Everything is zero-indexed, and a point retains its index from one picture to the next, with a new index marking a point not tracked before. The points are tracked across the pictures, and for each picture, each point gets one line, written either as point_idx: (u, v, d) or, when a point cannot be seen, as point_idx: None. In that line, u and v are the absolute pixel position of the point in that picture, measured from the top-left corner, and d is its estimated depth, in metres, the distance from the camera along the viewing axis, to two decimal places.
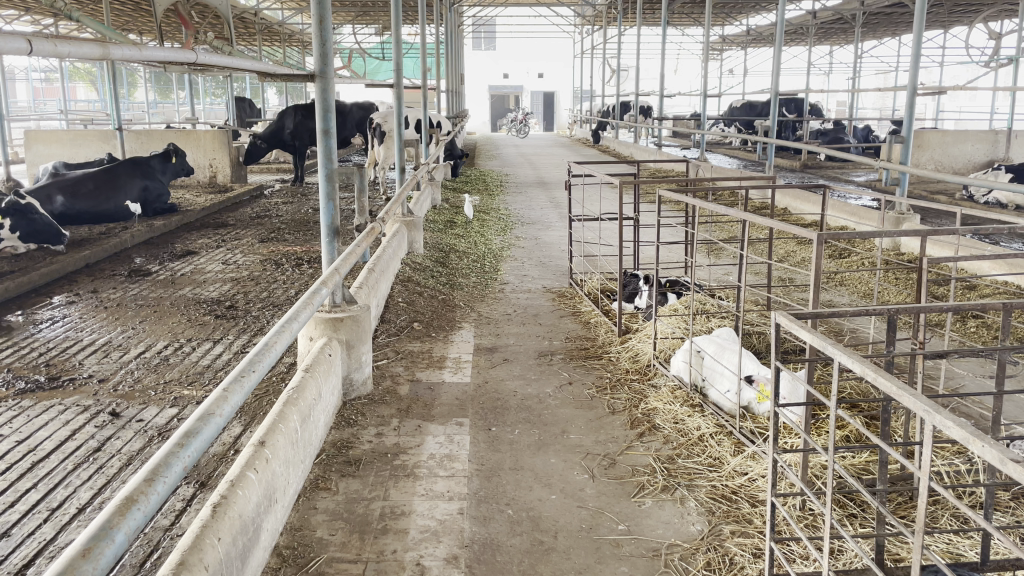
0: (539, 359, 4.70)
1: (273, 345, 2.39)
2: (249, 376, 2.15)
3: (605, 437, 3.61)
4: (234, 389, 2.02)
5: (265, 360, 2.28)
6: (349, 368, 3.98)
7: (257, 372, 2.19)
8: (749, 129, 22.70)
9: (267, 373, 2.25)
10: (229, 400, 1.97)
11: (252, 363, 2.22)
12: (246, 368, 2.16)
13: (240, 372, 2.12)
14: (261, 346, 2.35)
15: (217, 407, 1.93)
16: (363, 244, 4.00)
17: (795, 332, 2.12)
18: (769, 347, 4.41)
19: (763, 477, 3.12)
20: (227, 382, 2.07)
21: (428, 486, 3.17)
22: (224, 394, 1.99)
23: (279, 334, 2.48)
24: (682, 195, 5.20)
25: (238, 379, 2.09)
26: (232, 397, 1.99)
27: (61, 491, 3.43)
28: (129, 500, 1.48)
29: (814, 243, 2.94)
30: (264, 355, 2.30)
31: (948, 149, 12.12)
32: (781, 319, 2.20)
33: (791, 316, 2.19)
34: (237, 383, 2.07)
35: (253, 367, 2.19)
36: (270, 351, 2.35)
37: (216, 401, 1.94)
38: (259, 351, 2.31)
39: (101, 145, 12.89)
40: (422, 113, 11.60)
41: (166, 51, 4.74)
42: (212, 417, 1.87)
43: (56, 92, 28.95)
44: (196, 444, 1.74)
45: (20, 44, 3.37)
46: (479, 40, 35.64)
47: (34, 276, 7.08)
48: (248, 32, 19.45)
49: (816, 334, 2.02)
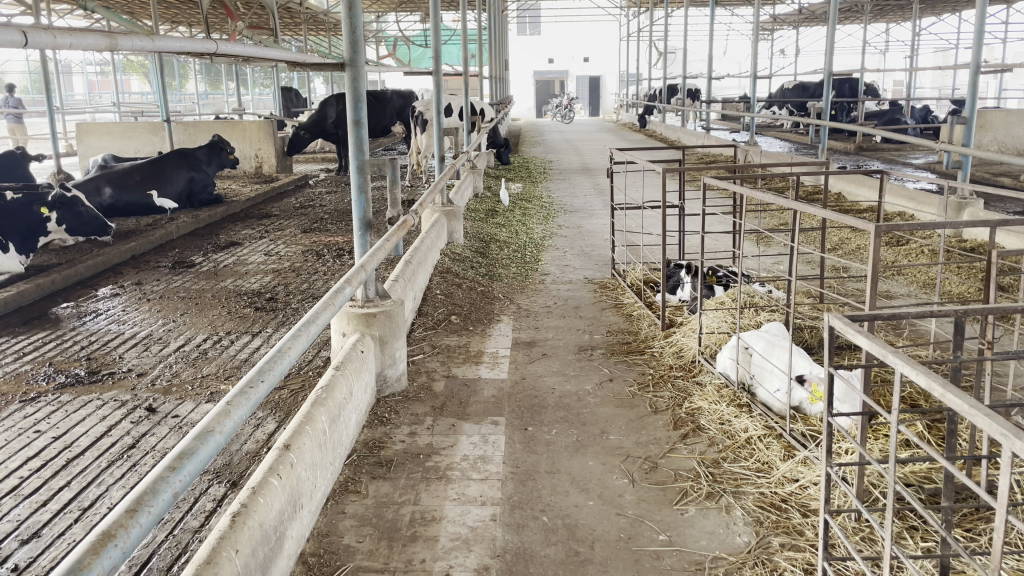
0: (578, 354, 4.55)
1: (287, 352, 2.28)
2: (257, 387, 2.03)
3: (647, 439, 3.45)
4: (238, 403, 1.91)
5: (277, 368, 2.17)
6: (382, 364, 3.89)
7: (266, 382, 2.08)
8: (801, 111, 22.10)
9: (278, 382, 2.14)
10: (231, 416, 1.86)
11: (261, 371, 2.11)
12: (255, 379, 2.05)
13: (247, 383, 2.01)
14: (274, 352, 2.25)
15: (219, 423, 1.82)
16: (395, 237, 3.87)
17: (851, 337, 1.95)
18: (821, 342, 4.19)
19: (815, 484, 2.92)
20: (231, 395, 1.96)
21: (461, 490, 3.05)
22: (227, 409, 1.88)
23: (294, 339, 2.37)
24: (731, 182, 4.95)
25: (244, 391, 1.98)
26: (236, 412, 1.88)
27: (94, 490, 3.41)
28: (107, 535, 1.36)
29: (872, 234, 2.70)
30: (276, 362, 2.20)
31: (1013, 130, 11.53)
32: (835, 321, 2.03)
33: (847, 318, 2.01)
34: (243, 396, 1.96)
35: (263, 377, 2.08)
36: (282, 359, 2.24)
37: (217, 416, 1.83)
38: (272, 359, 2.21)
39: (151, 137, 13.03)
40: (465, 101, 11.44)
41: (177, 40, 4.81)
42: (211, 435, 1.76)
43: (110, 82, 29.59)
44: (190, 467, 1.63)
45: (14, 36, 3.34)
46: (523, 25, 35.39)
47: (81, 268, 7.15)
48: (294, 22, 19.55)
49: (874, 341, 1.85)
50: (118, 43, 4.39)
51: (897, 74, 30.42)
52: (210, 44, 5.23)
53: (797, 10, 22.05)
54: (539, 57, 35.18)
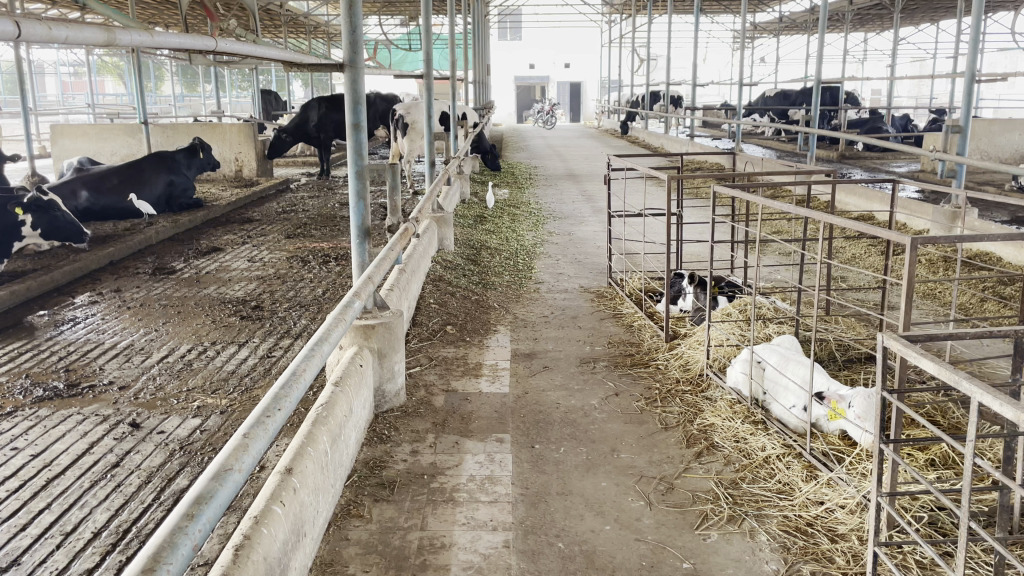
0: (581, 366, 4.41)
1: (301, 375, 2.13)
2: (273, 417, 1.88)
3: (660, 457, 3.31)
4: (256, 436, 1.76)
5: (292, 394, 2.02)
6: (381, 379, 3.72)
7: (282, 411, 1.93)
8: (783, 118, 22.14)
9: (295, 410, 1.99)
10: (249, 451, 1.70)
11: (277, 398, 1.96)
12: (271, 407, 1.90)
13: (263, 412, 1.86)
14: (288, 376, 2.09)
15: (236, 460, 1.66)
16: (395, 247, 3.72)
17: (914, 360, 1.87)
18: (833, 355, 4.08)
19: (842, 507, 2.79)
20: (247, 426, 1.80)
21: (469, 514, 2.89)
22: (245, 444, 1.72)
23: (308, 360, 2.22)
24: (736, 191, 4.81)
25: (260, 422, 1.82)
26: (254, 446, 1.73)
27: (76, 513, 3.21)
28: None
29: (907, 249, 2.52)
30: (292, 388, 2.04)
31: (995, 138, 11.57)
32: (891, 341, 1.98)
33: (903, 339, 1.96)
34: (259, 427, 1.81)
35: (279, 405, 1.93)
36: (297, 383, 2.09)
37: (234, 452, 1.68)
38: (286, 383, 2.05)
39: (128, 139, 12.73)
40: (451, 106, 11.23)
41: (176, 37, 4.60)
42: (229, 475, 1.59)
43: (84, 84, 29.12)
44: (209, 514, 1.46)
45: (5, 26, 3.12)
46: (505, 31, 35.26)
47: (57, 275, 6.91)
48: (274, 23, 19.30)
49: (942, 364, 1.78)
50: (116, 39, 4.20)
51: (876, 84, 30.63)
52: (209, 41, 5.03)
53: (778, 18, 22.13)
54: (520, 62, 35.13)
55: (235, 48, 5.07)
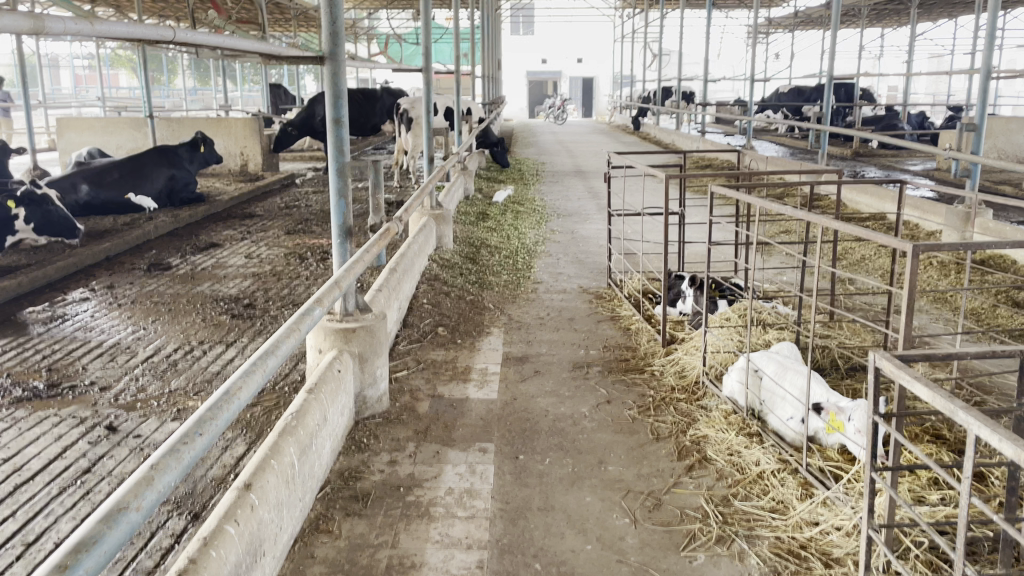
0: (574, 371, 4.25)
1: (235, 394, 1.98)
2: (191, 443, 1.72)
3: (649, 471, 3.16)
4: (164, 467, 1.59)
5: (219, 417, 1.86)
6: (362, 384, 3.58)
7: (204, 436, 1.77)
8: (797, 115, 21.84)
9: (220, 434, 1.83)
10: (154, 486, 1.53)
11: (200, 422, 1.80)
12: (189, 434, 1.73)
13: (178, 439, 1.69)
14: (219, 396, 1.94)
15: (137, 495, 1.49)
16: (375, 246, 3.57)
17: (909, 385, 1.72)
18: (835, 363, 3.92)
19: (838, 529, 2.63)
20: (159, 454, 1.64)
21: (444, 531, 2.74)
22: (151, 475, 1.56)
23: (246, 377, 2.07)
24: (736, 191, 4.52)
25: (172, 451, 1.66)
26: (161, 479, 1.56)
27: (40, 522, 3.10)
28: None
29: (907, 256, 2.36)
30: (220, 410, 1.89)
31: (1012, 136, 11.28)
32: (883, 361, 1.84)
33: (896, 360, 1.81)
34: (171, 457, 1.65)
35: (201, 429, 1.77)
36: (228, 406, 1.93)
37: (136, 486, 1.51)
38: (214, 405, 1.90)
39: (134, 133, 12.63)
40: (455, 101, 10.95)
41: (137, 28, 4.49)
42: (123, 515, 1.42)
43: (97, 78, 29.21)
44: (93, 559, 1.29)
45: (15, 21, 3.05)
46: (517, 24, 35.00)
47: (51, 271, 6.80)
48: (284, 17, 19.18)
49: (938, 392, 1.62)
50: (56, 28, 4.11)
51: (892, 80, 30.28)
52: (168, 30, 4.92)
53: (793, 13, 21.82)
54: (532, 57, 34.98)
55: (200, 39, 4.92)
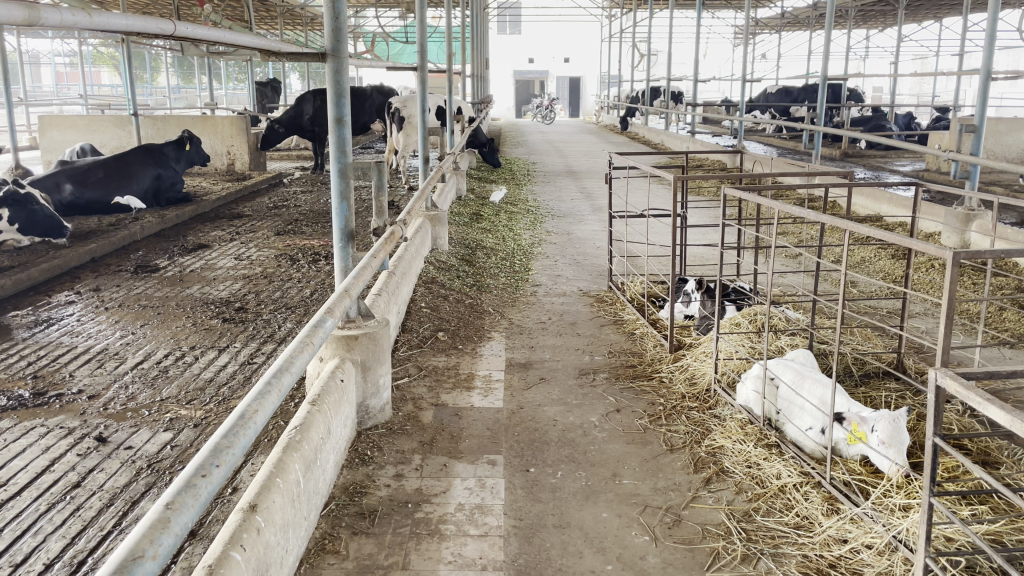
0: (580, 378, 4.14)
1: (251, 418, 1.86)
2: (208, 477, 1.60)
3: (666, 484, 3.04)
4: (179, 508, 1.46)
5: (236, 445, 1.74)
6: (364, 394, 3.45)
7: (221, 467, 1.65)
8: (784, 115, 21.82)
9: (237, 464, 1.71)
10: (170, 529, 1.41)
11: (216, 451, 1.68)
12: (205, 466, 1.61)
13: (194, 473, 1.57)
14: (235, 422, 1.82)
15: (152, 541, 1.37)
16: (379, 252, 3.44)
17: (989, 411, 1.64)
18: (848, 369, 3.83)
19: (869, 547, 2.53)
20: (173, 491, 1.52)
21: (457, 551, 2.62)
22: (166, 518, 1.43)
23: (261, 399, 1.96)
24: (746, 193, 4.41)
25: (189, 487, 1.53)
26: (177, 521, 1.44)
27: (28, 541, 2.94)
28: None
29: (948, 265, 2.24)
30: (236, 437, 1.77)
31: (1002, 138, 11.24)
32: (951, 382, 1.80)
33: (966, 384, 1.75)
34: (188, 494, 1.52)
35: (218, 459, 1.65)
36: (244, 432, 1.80)
37: (150, 531, 1.38)
38: (230, 431, 1.77)
39: (118, 131, 12.40)
40: (446, 100, 10.78)
41: (132, 21, 4.29)
42: (138, 565, 1.29)
43: (79, 74, 28.82)
44: None
45: (8, 11, 2.87)
46: (504, 24, 34.78)
47: (34, 273, 6.59)
48: (271, 15, 18.97)
49: (1016, 417, 1.54)
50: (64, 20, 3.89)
51: (877, 81, 30.37)
52: (167, 25, 4.70)
53: (780, 14, 21.80)
54: (519, 57, 34.87)
55: (202, 34, 4.73)
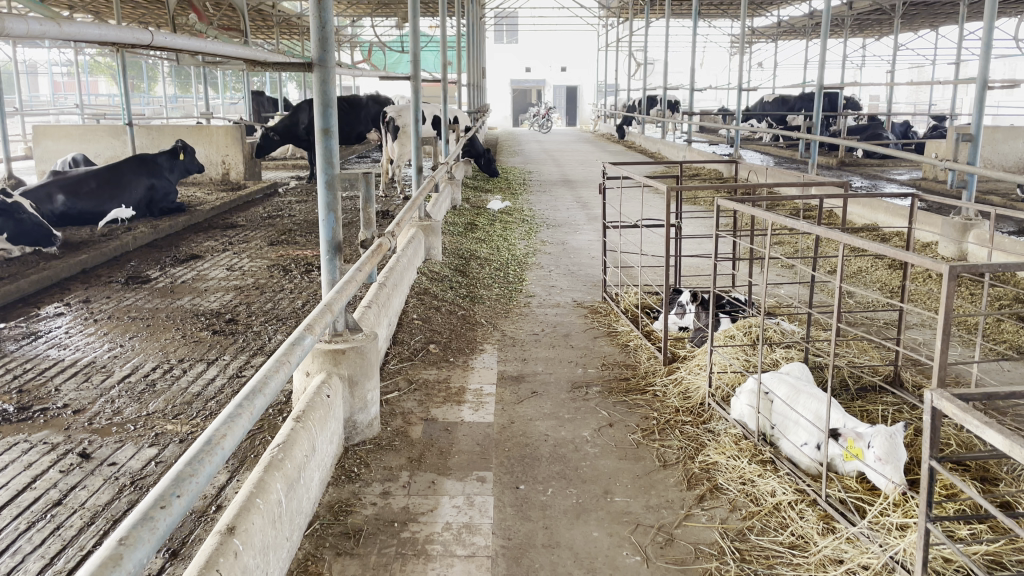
0: (572, 392, 4.07)
1: (219, 443, 1.80)
2: (168, 508, 1.54)
3: (658, 501, 2.98)
4: (133, 543, 1.40)
5: (200, 473, 1.68)
6: (351, 409, 3.38)
7: (182, 497, 1.59)
8: (781, 124, 21.82)
9: (200, 493, 1.64)
10: (122, 566, 1.34)
11: (179, 480, 1.62)
12: (166, 496, 1.55)
13: (154, 504, 1.51)
14: (199, 447, 1.75)
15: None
16: (366, 265, 3.38)
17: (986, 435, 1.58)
18: (843, 382, 3.77)
19: (865, 568, 2.46)
20: (129, 524, 1.46)
21: (442, 572, 2.56)
22: (119, 553, 1.36)
23: (230, 422, 1.90)
24: (740, 204, 4.35)
25: (146, 520, 1.47)
26: (131, 557, 1.37)
27: (5, 562, 2.87)
28: None
29: (945, 278, 2.18)
30: (201, 464, 1.71)
31: (999, 146, 11.21)
32: (948, 404, 1.73)
33: (962, 406, 1.69)
34: (145, 527, 1.46)
35: (179, 489, 1.59)
36: (210, 457, 1.75)
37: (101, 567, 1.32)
38: (195, 458, 1.71)
39: (112, 141, 12.36)
40: (441, 110, 10.73)
41: (117, 32, 4.24)
42: None
43: (75, 84, 28.77)
44: None
45: None
46: (501, 33, 34.79)
47: (23, 284, 6.52)
48: (267, 24, 18.94)
49: (1014, 442, 1.48)
50: None
51: (872, 89, 30.42)
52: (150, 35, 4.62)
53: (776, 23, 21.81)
54: (516, 66, 34.91)
55: (187, 43, 4.67)
